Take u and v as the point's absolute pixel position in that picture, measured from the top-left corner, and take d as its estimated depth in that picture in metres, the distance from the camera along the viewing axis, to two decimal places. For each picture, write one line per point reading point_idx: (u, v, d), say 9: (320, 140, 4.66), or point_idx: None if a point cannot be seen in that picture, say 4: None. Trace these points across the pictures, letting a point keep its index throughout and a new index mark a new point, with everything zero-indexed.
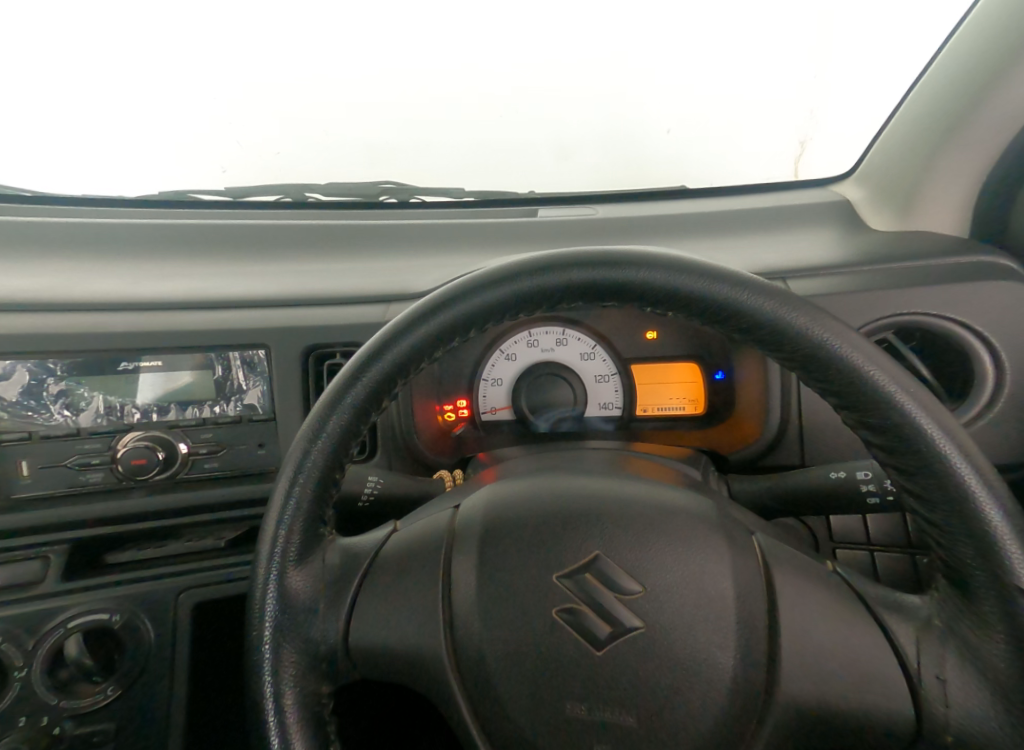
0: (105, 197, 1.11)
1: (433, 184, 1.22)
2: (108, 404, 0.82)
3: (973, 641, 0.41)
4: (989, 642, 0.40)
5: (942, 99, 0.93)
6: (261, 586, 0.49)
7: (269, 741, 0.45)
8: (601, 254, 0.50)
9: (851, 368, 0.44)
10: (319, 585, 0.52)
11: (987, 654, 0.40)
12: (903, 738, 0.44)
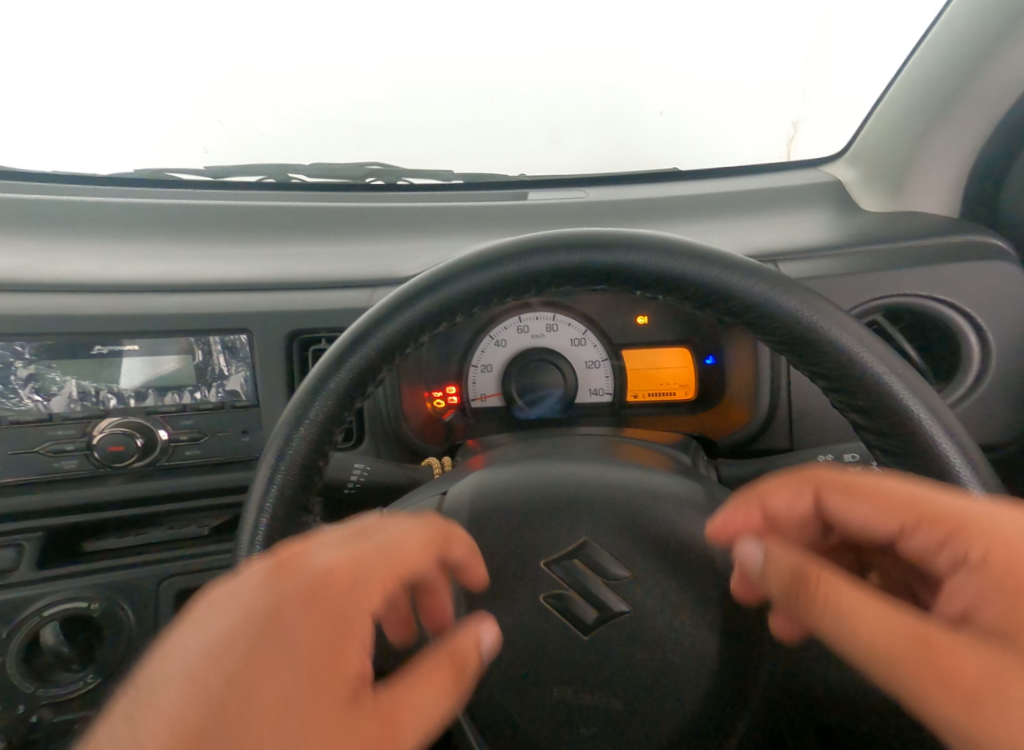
0: (80, 176, 1.08)
1: (421, 166, 1.19)
2: (82, 389, 0.80)
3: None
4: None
5: (935, 74, 0.91)
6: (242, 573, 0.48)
7: None
8: (591, 236, 0.49)
9: (840, 351, 0.43)
10: None
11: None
12: (884, 713, 0.45)
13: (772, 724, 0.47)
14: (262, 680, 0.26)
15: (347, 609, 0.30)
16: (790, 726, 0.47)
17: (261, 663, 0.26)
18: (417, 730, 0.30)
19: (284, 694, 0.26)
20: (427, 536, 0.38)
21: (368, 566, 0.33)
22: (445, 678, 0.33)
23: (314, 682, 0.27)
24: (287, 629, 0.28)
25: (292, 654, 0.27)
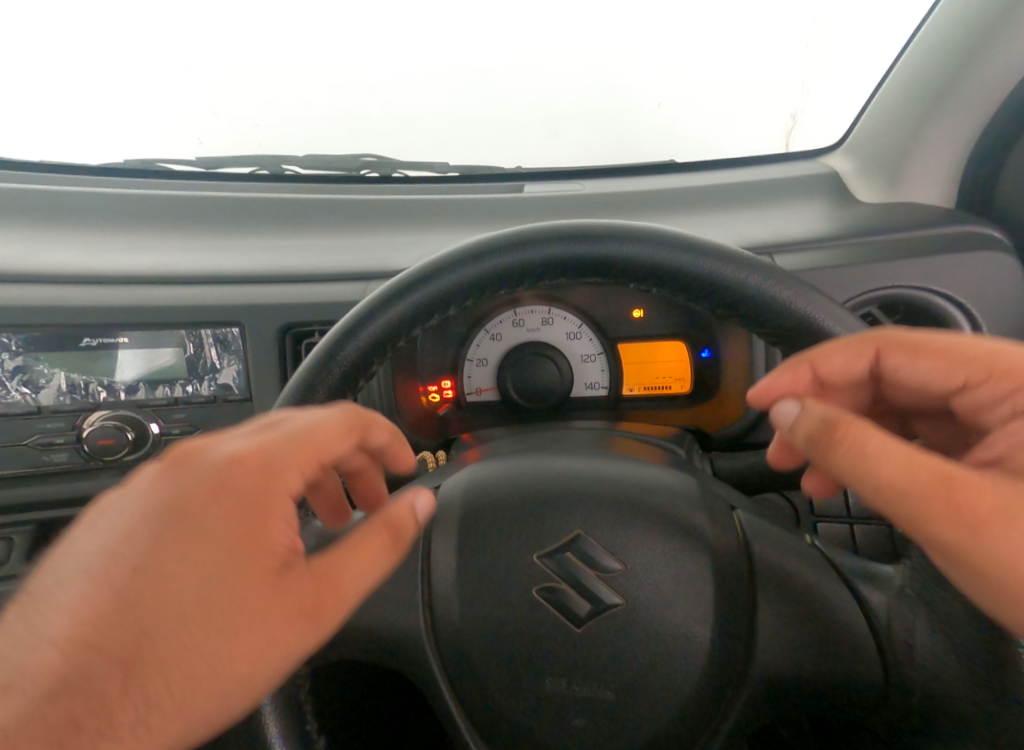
0: (71, 167, 1.07)
1: (415, 157, 1.18)
2: (71, 382, 0.80)
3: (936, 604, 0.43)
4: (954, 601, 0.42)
5: (933, 62, 0.90)
6: None
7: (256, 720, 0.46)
8: (585, 228, 0.48)
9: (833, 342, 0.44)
10: None
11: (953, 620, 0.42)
12: (873, 698, 0.47)
13: (763, 714, 0.47)
14: (173, 560, 0.30)
15: (259, 492, 0.33)
16: (780, 714, 0.47)
17: (172, 545, 0.30)
18: (352, 585, 0.34)
19: (193, 568, 0.30)
20: (345, 420, 0.39)
21: (279, 452, 0.35)
22: (379, 544, 0.36)
23: (227, 558, 0.31)
24: (192, 519, 0.31)
25: (200, 535, 0.31)
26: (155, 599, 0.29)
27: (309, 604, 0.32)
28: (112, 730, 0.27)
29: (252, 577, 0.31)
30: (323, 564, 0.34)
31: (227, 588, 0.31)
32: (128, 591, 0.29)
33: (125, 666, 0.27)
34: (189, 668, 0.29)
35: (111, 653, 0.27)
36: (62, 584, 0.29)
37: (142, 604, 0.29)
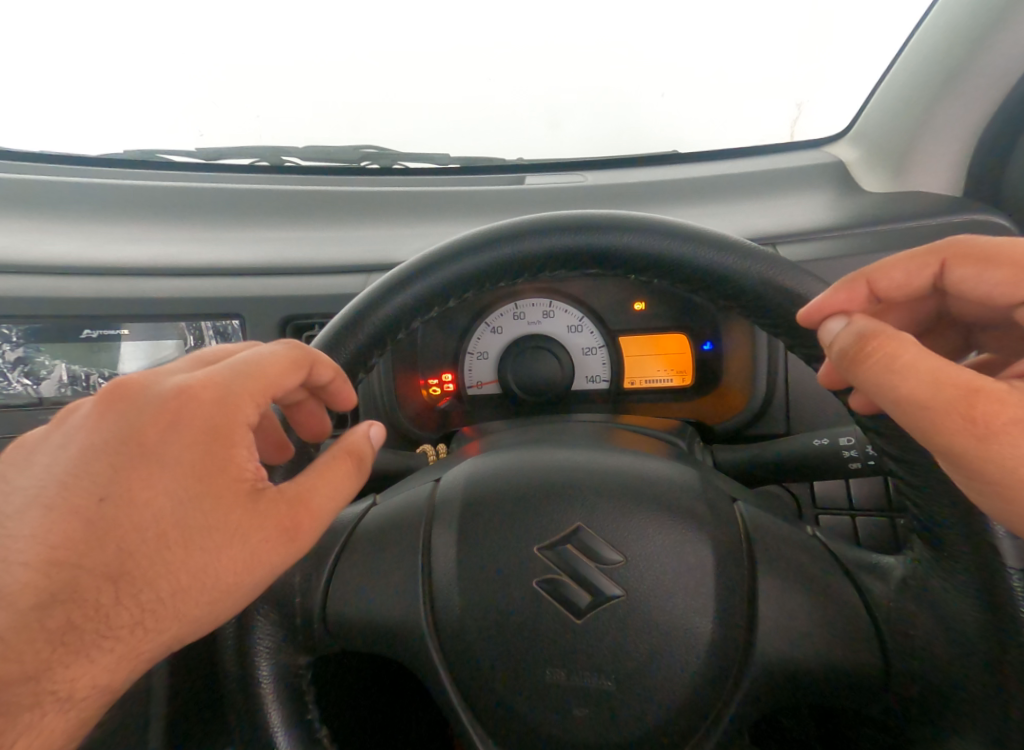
0: (71, 158, 1.07)
1: (416, 149, 1.18)
2: (72, 373, 0.82)
3: (934, 594, 0.43)
4: (953, 593, 0.42)
5: (939, 49, 0.89)
6: None
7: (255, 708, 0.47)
8: (582, 218, 0.48)
9: None
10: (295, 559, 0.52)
11: (951, 611, 0.42)
12: (873, 688, 0.46)
13: (761, 703, 0.47)
14: (139, 489, 0.34)
15: (214, 425, 0.36)
16: (779, 702, 0.47)
17: (136, 475, 0.35)
18: (321, 503, 0.39)
19: (162, 495, 0.35)
20: (294, 355, 0.41)
21: (228, 387, 0.37)
22: (342, 467, 0.41)
23: (192, 486, 0.35)
24: (150, 453, 0.35)
25: (163, 468, 0.35)
26: (130, 523, 0.34)
27: (283, 523, 0.37)
28: (109, 628, 0.32)
29: (223, 502, 0.36)
30: (293, 487, 0.38)
31: (198, 511, 0.35)
32: (101, 518, 0.33)
33: (112, 578, 0.33)
34: (177, 577, 0.34)
35: (95, 569, 0.32)
36: (26, 513, 0.33)
37: (115, 527, 0.33)
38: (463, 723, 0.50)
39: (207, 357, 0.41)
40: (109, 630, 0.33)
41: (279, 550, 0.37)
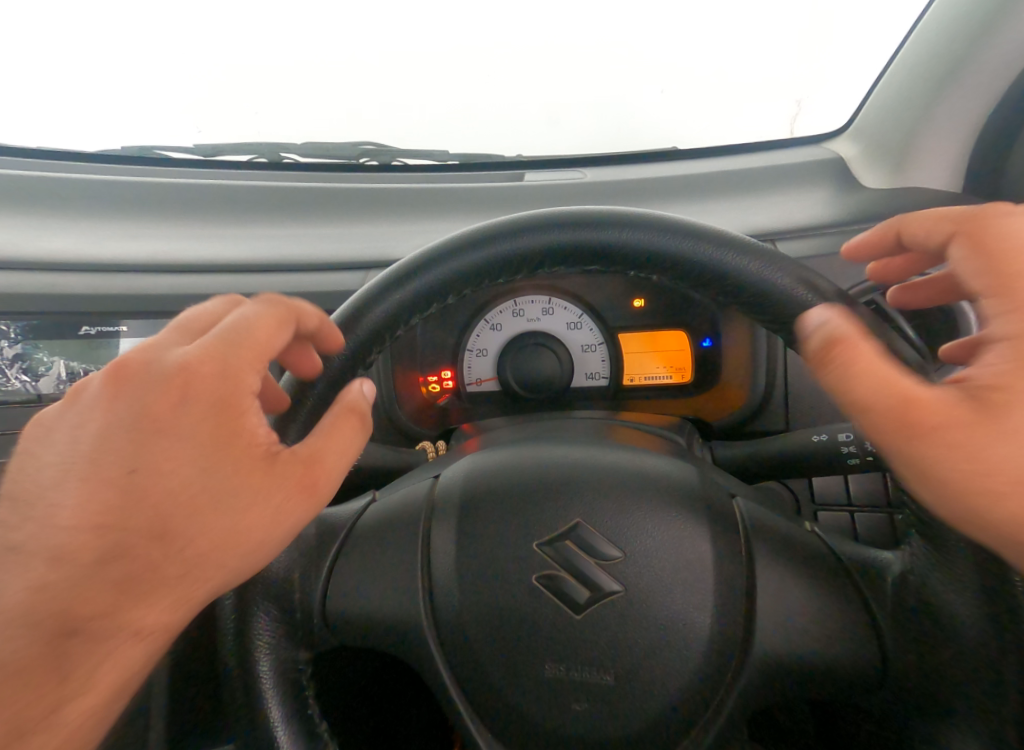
0: (69, 155, 1.07)
1: (415, 146, 1.18)
2: (70, 370, 0.80)
3: (928, 592, 0.43)
4: (951, 591, 0.42)
5: (938, 45, 0.89)
6: None
7: (256, 700, 0.47)
8: (581, 215, 0.47)
9: None
10: (295, 556, 0.52)
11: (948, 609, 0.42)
12: (873, 684, 0.47)
13: (762, 698, 0.47)
14: (160, 460, 0.35)
15: (223, 394, 0.37)
16: (779, 697, 0.47)
17: (155, 447, 0.35)
18: (336, 460, 0.41)
19: (182, 465, 0.35)
20: (280, 313, 0.40)
21: (229, 356, 0.37)
22: (350, 425, 0.42)
23: (212, 455, 0.36)
24: (165, 425, 0.35)
25: (179, 438, 0.35)
26: (157, 490, 0.34)
27: (304, 482, 0.39)
28: (161, 579, 0.34)
29: (243, 467, 0.37)
30: (310, 447, 0.40)
31: (223, 478, 0.36)
32: (132, 486, 0.34)
33: (155, 539, 0.34)
34: (211, 539, 0.36)
35: (139, 529, 0.34)
36: (61, 485, 0.34)
37: (145, 495, 0.34)
38: (463, 720, 0.50)
39: (201, 326, 0.40)
40: (157, 584, 0.34)
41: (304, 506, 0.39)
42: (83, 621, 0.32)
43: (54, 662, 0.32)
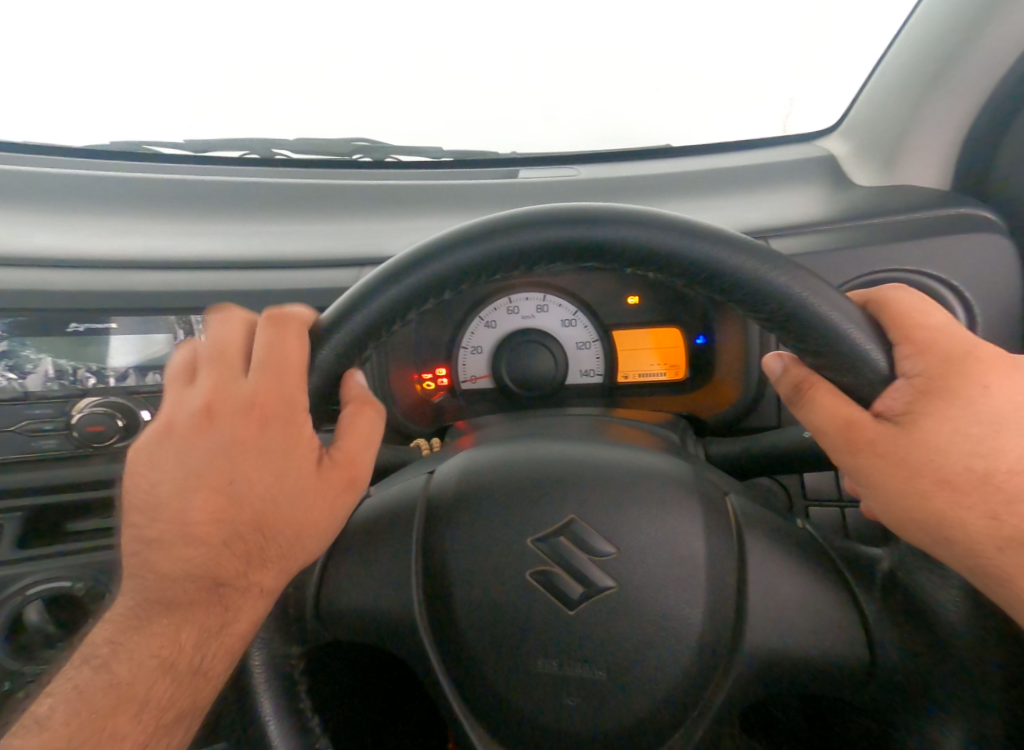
0: (57, 150, 1.06)
1: (409, 142, 1.17)
2: (59, 367, 0.79)
3: (928, 601, 0.47)
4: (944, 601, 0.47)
5: (930, 40, 0.89)
6: None
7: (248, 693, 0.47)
8: (575, 210, 0.47)
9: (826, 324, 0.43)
10: None
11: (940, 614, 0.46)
12: (862, 676, 0.47)
13: (752, 690, 0.47)
14: (252, 474, 0.43)
15: (286, 417, 0.44)
16: (770, 690, 0.48)
17: (244, 463, 0.43)
18: (371, 457, 0.49)
19: (268, 476, 0.44)
20: (294, 331, 0.45)
21: (284, 384, 0.44)
22: (371, 421, 0.49)
23: (286, 464, 0.44)
24: (248, 445, 0.43)
25: (262, 456, 0.44)
26: (254, 495, 0.43)
27: (354, 478, 0.47)
28: (269, 555, 0.45)
29: (310, 471, 0.45)
30: (348, 446, 0.47)
31: (298, 481, 0.45)
32: (236, 494, 0.43)
33: (260, 529, 0.44)
34: (296, 530, 0.45)
35: (248, 523, 0.43)
36: (181, 497, 0.43)
37: (247, 501, 0.43)
38: (457, 714, 0.50)
39: (231, 355, 0.45)
40: (267, 560, 0.45)
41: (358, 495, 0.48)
42: (225, 582, 0.43)
43: (216, 606, 0.43)
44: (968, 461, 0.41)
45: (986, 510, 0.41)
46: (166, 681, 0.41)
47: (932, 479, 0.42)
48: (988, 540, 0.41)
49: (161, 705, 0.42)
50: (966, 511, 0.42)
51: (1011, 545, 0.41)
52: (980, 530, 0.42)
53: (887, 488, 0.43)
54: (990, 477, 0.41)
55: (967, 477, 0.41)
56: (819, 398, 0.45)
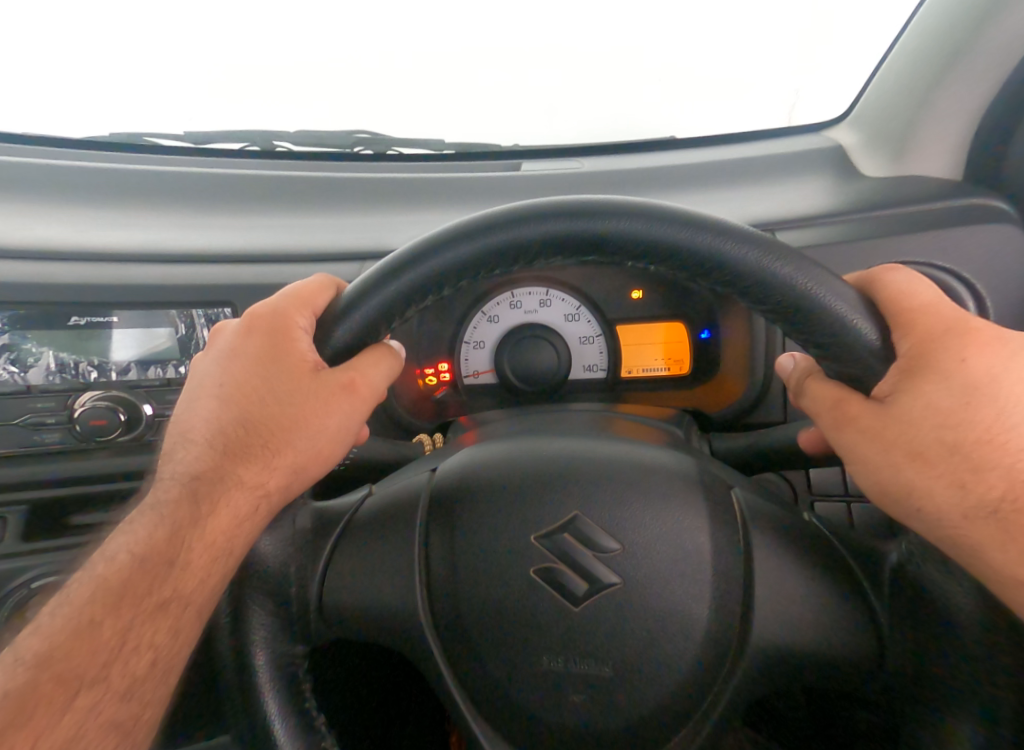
0: (58, 142, 1.05)
1: (411, 134, 1.16)
2: (60, 361, 0.79)
3: (935, 594, 0.43)
4: (954, 592, 0.42)
5: (941, 29, 0.88)
6: None
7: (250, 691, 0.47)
8: (575, 203, 0.46)
9: (831, 314, 0.42)
10: (292, 551, 0.51)
11: (949, 605, 0.42)
12: (868, 670, 0.47)
13: (760, 685, 0.47)
14: (247, 382, 0.49)
15: (278, 328, 0.50)
16: (775, 685, 0.47)
17: (242, 374, 0.49)
18: (367, 373, 0.51)
19: (260, 378, 0.49)
20: (317, 282, 0.53)
21: (282, 307, 0.50)
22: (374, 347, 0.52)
23: (274, 366, 0.48)
24: (246, 359, 0.50)
25: (256, 365, 0.49)
26: (247, 396, 0.48)
27: (343, 386, 0.49)
28: (255, 451, 0.47)
29: (298, 374, 0.48)
30: (355, 368, 0.50)
31: (285, 384, 0.48)
32: (232, 397, 0.48)
33: (249, 426, 0.47)
34: (281, 429, 0.48)
35: (239, 419, 0.47)
36: (191, 409, 0.49)
37: (241, 401, 0.48)
38: (461, 712, 0.49)
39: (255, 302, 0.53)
40: (251, 452, 0.46)
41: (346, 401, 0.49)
42: (203, 477, 0.44)
43: (195, 499, 0.43)
44: (937, 432, 0.39)
45: (953, 479, 0.38)
46: (143, 568, 0.39)
47: (902, 450, 0.41)
48: (952, 511, 0.38)
49: (141, 594, 0.39)
50: (933, 481, 0.39)
51: (978, 514, 0.37)
52: (949, 504, 0.38)
53: (863, 462, 0.43)
54: (961, 446, 0.39)
55: (937, 448, 0.39)
56: (811, 385, 0.48)
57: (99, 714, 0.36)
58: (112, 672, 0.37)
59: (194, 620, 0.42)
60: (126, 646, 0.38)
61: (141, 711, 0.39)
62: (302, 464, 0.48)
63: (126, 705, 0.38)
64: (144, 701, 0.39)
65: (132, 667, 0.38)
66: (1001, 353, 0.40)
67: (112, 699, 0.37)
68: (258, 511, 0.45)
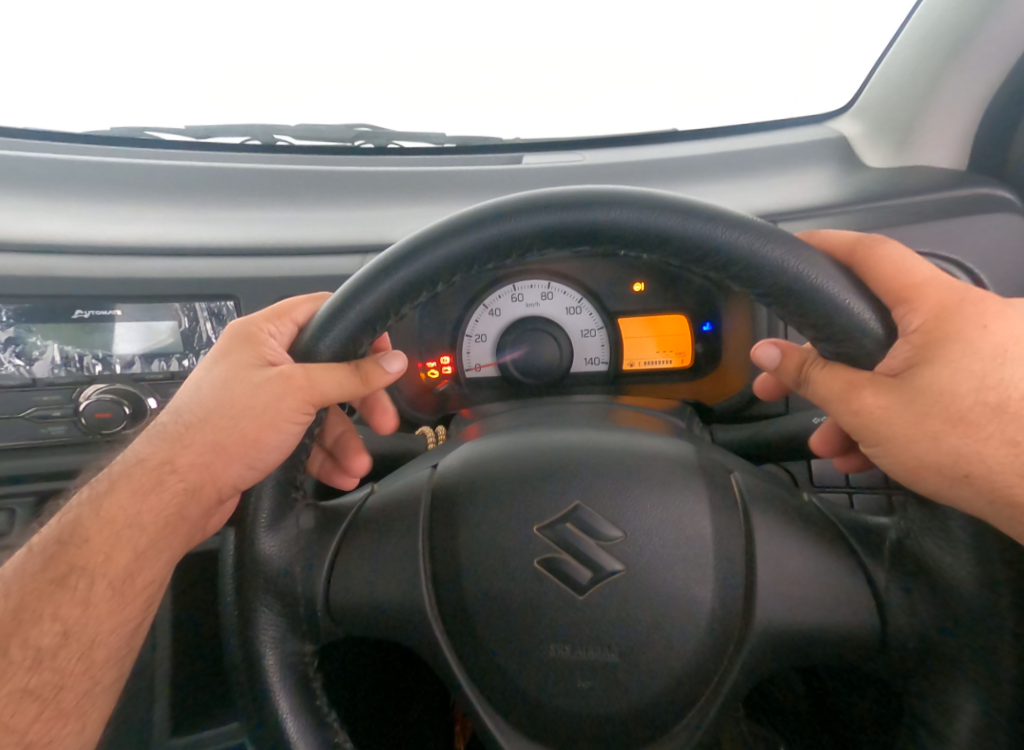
0: (57, 135, 1.05)
1: (412, 128, 1.16)
2: (65, 354, 0.79)
3: (934, 567, 0.43)
4: (955, 562, 0.42)
5: (946, 17, 0.87)
6: (242, 542, 0.49)
7: (257, 682, 0.47)
8: (562, 193, 0.46)
9: (821, 292, 0.42)
10: (296, 550, 0.51)
11: (950, 579, 0.42)
12: (872, 649, 0.47)
13: (762, 669, 0.48)
14: (200, 381, 0.52)
15: (241, 334, 0.53)
16: (776, 667, 0.48)
17: (200, 375, 0.53)
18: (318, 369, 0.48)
19: (206, 378, 0.52)
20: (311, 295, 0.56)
21: (253, 318, 0.54)
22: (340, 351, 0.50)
23: (224, 368, 0.52)
24: (209, 361, 0.53)
25: (211, 366, 0.53)
26: (196, 392, 0.52)
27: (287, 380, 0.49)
28: (173, 437, 0.50)
29: (242, 372, 0.51)
30: (301, 363, 0.49)
31: (231, 382, 0.51)
32: (184, 393, 0.52)
33: (183, 419, 0.51)
34: (211, 417, 0.50)
35: (179, 412, 0.51)
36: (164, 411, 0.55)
37: (188, 397, 0.52)
38: (469, 696, 0.50)
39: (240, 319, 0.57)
40: (172, 440, 0.50)
41: (279, 391, 0.49)
42: (115, 469, 0.49)
43: (102, 487, 0.48)
44: (978, 396, 0.41)
45: (1003, 438, 0.41)
46: (45, 554, 0.47)
47: (944, 418, 0.41)
48: (1009, 467, 0.40)
49: (38, 575, 0.46)
50: (984, 442, 0.41)
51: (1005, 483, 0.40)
52: (1001, 461, 0.41)
53: (894, 438, 0.43)
54: (1003, 408, 0.41)
55: (980, 411, 0.41)
56: (812, 372, 0.47)
57: (7, 684, 0.44)
58: (12, 643, 0.44)
59: (104, 597, 0.46)
60: (24, 623, 0.45)
61: (61, 680, 0.45)
62: (225, 445, 0.49)
63: (40, 673, 0.44)
64: (60, 673, 0.45)
65: (33, 641, 0.44)
66: (1007, 338, 0.41)
67: (22, 669, 0.44)
68: (160, 486, 0.48)
